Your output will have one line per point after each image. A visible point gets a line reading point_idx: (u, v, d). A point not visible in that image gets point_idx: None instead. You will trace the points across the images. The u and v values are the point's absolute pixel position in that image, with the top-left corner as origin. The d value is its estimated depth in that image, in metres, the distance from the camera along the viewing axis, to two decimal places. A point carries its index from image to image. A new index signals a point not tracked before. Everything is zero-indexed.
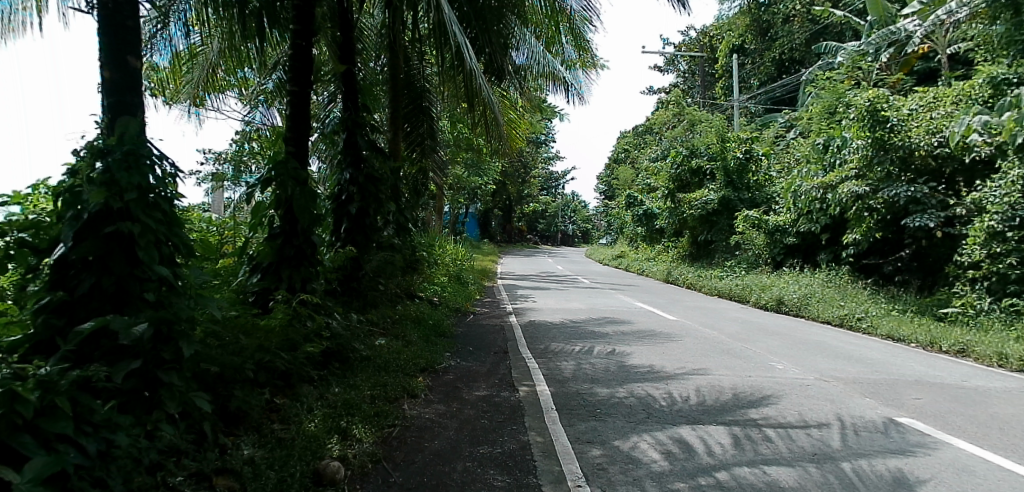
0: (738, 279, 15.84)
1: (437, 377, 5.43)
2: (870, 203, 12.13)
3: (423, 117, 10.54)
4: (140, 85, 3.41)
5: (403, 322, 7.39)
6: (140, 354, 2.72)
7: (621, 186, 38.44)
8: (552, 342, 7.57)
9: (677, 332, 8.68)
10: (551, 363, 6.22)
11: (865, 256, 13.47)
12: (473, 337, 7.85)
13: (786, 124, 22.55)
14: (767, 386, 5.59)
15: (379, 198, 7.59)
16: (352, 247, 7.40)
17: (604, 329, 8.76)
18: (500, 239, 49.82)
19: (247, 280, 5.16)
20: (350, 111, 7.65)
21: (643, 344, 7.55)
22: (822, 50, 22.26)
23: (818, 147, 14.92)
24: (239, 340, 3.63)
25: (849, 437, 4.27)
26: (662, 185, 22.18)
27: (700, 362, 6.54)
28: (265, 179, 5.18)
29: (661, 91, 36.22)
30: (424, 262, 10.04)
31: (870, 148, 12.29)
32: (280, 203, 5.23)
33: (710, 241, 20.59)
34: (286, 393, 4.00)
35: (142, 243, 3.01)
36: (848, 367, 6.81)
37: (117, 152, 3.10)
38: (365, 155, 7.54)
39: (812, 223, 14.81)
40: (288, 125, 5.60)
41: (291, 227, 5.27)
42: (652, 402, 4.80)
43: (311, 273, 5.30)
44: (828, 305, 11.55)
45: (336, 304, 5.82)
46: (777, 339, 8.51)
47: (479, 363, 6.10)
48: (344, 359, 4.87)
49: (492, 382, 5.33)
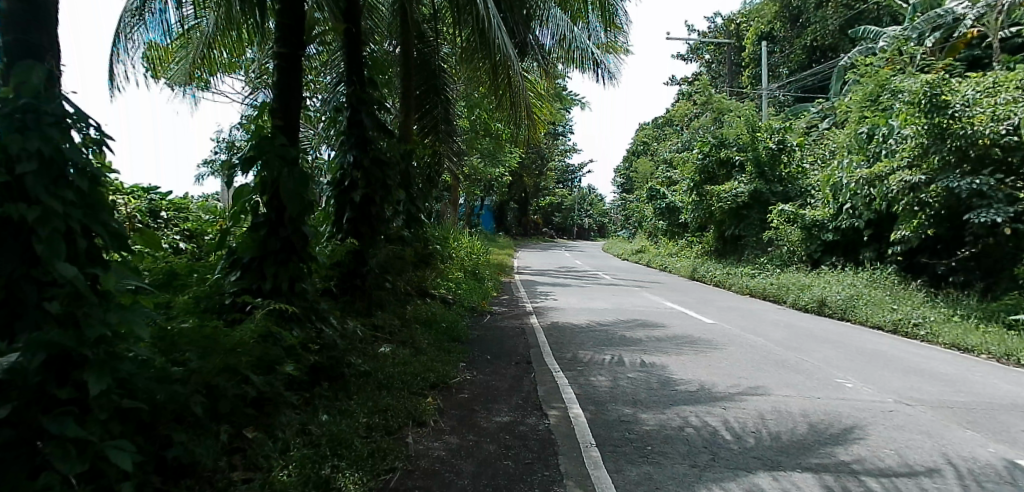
0: (771, 278, 14.81)
1: (450, 397, 4.56)
2: (924, 197, 11.14)
3: (438, 98, 9.67)
4: (49, 23, 2.58)
5: (412, 326, 6.53)
6: (18, 395, 2.04)
7: (640, 179, 37.25)
8: (579, 349, 6.66)
9: (719, 339, 7.73)
10: (581, 377, 5.33)
11: (915, 255, 12.50)
12: (491, 342, 6.99)
13: (820, 114, 21.30)
14: (844, 413, 4.67)
15: (387, 184, 6.78)
16: (356, 239, 6.56)
17: (636, 333, 7.84)
18: (516, 233, 48.84)
19: (224, 278, 4.32)
20: (355, 86, 6.75)
21: (684, 353, 6.63)
22: (859, 36, 20.92)
23: (862, 137, 13.90)
24: (192, 363, 2.82)
25: (972, 490, 3.35)
26: (687, 177, 21.08)
27: (756, 378, 5.62)
28: (247, 159, 4.33)
29: (683, 82, 34.97)
30: (437, 256, 9.17)
31: (925, 135, 11.22)
32: (266, 188, 4.38)
33: (738, 236, 19.50)
34: (260, 426, 3.16)
35: (42, 232, 2.17)
36: (927, 385, 5.83)
37: (10, 107, 2.26)
38: (371, 135, 6.66)
39: (856, 218, 13.72)
40: (275, 94, 4.70)
41: (278, 217, 4.43)
42: (713, 437, 3.90)
43: (300, 271, 4.45)
44: (879, 308, 10.50)
45: (332, 307, 4.97)
46: (833, 348, 7.54)
47: (498, 377, 5.23)
48: (339, 378, 4.02)
49: (515, 404, 4.45)
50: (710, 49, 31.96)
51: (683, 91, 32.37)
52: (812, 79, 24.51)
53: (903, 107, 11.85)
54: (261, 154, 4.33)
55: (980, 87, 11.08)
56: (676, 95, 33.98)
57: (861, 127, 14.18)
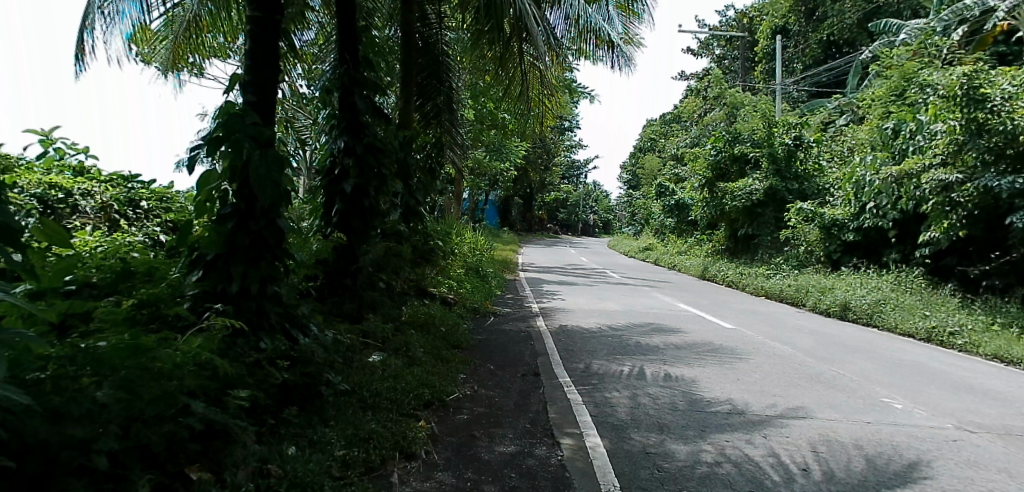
0: (789, 279, 14.11)
1: (447, 419, 3.92)
2: (956, 196, 10.54)
3: (440, 86, 8.97)
4: None
5: (407, 331, 5.89)
6: None
7: (645, 175, 36.51)
8: (592, 358, 6.02)
9: (742, 347, 7.09)
10: (597, 393, 4.69)
11: (943, 257, 11.98)
12: (495, 349, 6.35)
13: (838, 110, 20.50)
14: (902, 445, 4.03)
15: (381, 174, 6.13)
16: (346, 234, 5.92)
17: (652, 340, 7.19)
18: (521, 229, 48.16)
19: (184, 278, 3.68)
20: (347, 65, 6.08)
21: (708, 364, 5.97)
22: (880, 29, 20.15)
23: (887, 133, 13.22)
24: (108, 392, 2.21)
25: None
26: (698, 173, 20.34)
27: (794, 396, 4.98)
28: (212, 142, 3.69)
29: (693, 77, 34.18)
30: (438, 253, 8.52)
31: (960, 130, 10.56)
32: (235, 175, 3.74)
33: (751, 235, 18.76)
34: (207, 465, 2.54)
35: None
36: (986, 407, 5.17)
37: None
38: (365, 119, 6.03)
39: (880, 218, 13.00)
40: (247, 67, 4.01)
41: (248, 207, 3.78)
42: (759, 477, 3.27)
43: (275, 269, 3.83)
44: (909, 314, 9.84)
45: (311, 311, 4.33)
46: (868, 360, 6.88)
47: (502, 393, 4.60)
48: (315, 398, 3.39)
49: (522, 429, 3.81)
50: (723, 43, 31.16)
51: (693, 86, 31.57)
52: (827, 74, 23.72)
53: (939, 103, 11.19)
54: (230, 134, 3.70)
55: (1018, 81, 10.43)
56: (686, 91, 33.18)
57: (885, 123, 13.49)
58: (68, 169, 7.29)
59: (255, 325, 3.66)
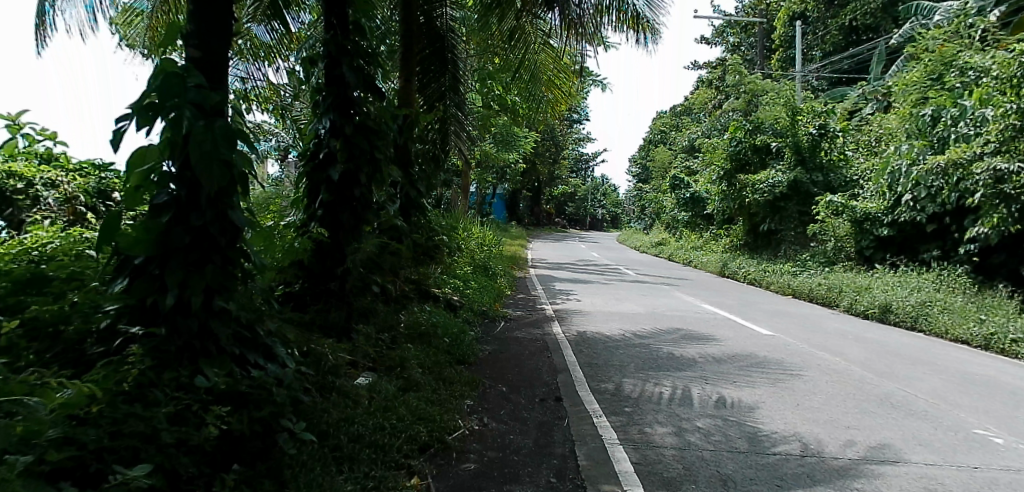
0: (818, 277, 13.16)
1: (448, 469, 3.05)
2: (1005, 187, 9.60)
3: (445, 66, 7.95)
4: None
5: (404, 344, 5.02)
6: None
7: (656, 168, 35.37)
8: (621, 376, 5.12)
9: (791, 360, 6.17)
10: (634, 428, 3.80)
11: (990, 253, 11.04)
12: (508, 364, 5.47)
13: (862, 98, 19.38)
14: None
15: (375, 158, 5.22)
16: (331, 230, 5.07)
17: (686, 350, 6.30)
18: (527, 223, 47.28)
19: (107, 287, 2.83)
20: (335, 30, 5.15)
21: (759, 384, 5.07)
22: (910, 11, 18.92)
23: (924, 120, 12.14)
24: None
25: None
26: (715, 165, 19.29)
27: (872, 430, 4.09)
28: (140, 106, 2.79)
29: (706, 66, 33.02)
30: (442, 249, 7.63)
31: (1016, 116, 9.57)
32: (173, 151, 2.84)
33: (773, 230, 17.73)
34: None
35: None
36: None
37: None
38: (356, 95, 5.12)
39: (918, 212, 11.98)
40: (192, 14, 3.11)
41: (191, 195, 2.87)
42: None
43: (227, 277, 2.94)
44: (962, 318, 8.88)
45: (280, 325, 3.45)
46: (937, 376, 5.95)
47: (518, 428, 3.71)
48: (270, 452, 2.55)
49: (543, 486, 2.93)
50: (737, 31, 29.97)
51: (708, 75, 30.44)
52: (850, 61, 22.53)
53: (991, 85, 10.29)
54: (165, 99, 2.81)
55: None
56: (699, 81, 32.07)
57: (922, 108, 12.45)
58: (33, 157, 6.28)
59: (196, 350, 2.80)
